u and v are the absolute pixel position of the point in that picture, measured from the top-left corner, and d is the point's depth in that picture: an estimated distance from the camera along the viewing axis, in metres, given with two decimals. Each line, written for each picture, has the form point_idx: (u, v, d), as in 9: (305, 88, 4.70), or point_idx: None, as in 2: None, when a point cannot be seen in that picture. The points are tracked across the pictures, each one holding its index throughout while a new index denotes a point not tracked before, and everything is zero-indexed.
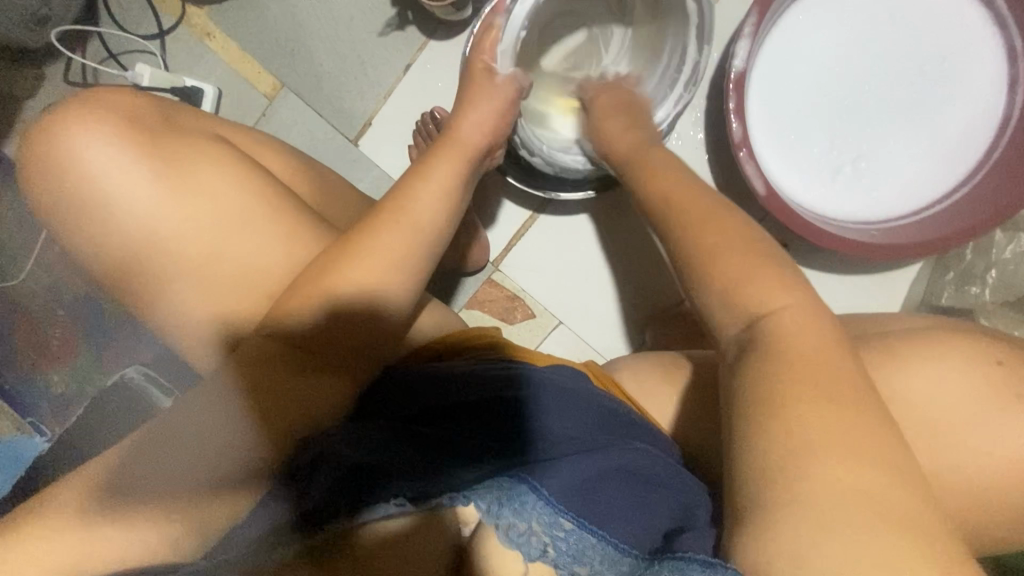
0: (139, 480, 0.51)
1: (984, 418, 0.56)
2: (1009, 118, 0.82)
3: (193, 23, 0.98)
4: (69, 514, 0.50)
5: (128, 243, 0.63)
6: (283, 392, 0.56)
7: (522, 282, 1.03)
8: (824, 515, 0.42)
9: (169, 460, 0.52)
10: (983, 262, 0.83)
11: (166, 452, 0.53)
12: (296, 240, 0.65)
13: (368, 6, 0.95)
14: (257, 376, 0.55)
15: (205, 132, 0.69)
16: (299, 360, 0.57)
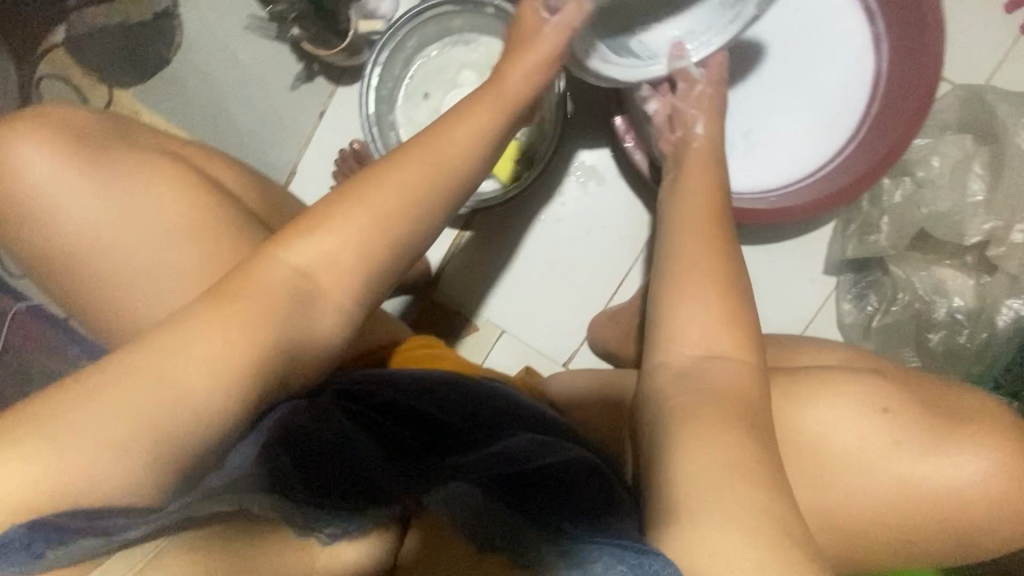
0: (147, 417, 0.43)
1: (882, 453, 0.62)
2: (881, 73, 0.87)
3: (122, 103, 1.06)
4: (69, 428, 0.42)
5: (55, 275, 0.65)
6: (290, 325, 0.50)
7: (462, 298, 1.06)
8: (706, 530, 0.46)
9: (177, 367, 0.44)
10: (876, 210, 0.82)
11: (164, 357, 0.45)
12: (203, 256, 0.64)
13: (279, 64, 1.03)
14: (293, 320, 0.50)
15: (155, 140, 0.70)
16: (296, 304, 0.50)
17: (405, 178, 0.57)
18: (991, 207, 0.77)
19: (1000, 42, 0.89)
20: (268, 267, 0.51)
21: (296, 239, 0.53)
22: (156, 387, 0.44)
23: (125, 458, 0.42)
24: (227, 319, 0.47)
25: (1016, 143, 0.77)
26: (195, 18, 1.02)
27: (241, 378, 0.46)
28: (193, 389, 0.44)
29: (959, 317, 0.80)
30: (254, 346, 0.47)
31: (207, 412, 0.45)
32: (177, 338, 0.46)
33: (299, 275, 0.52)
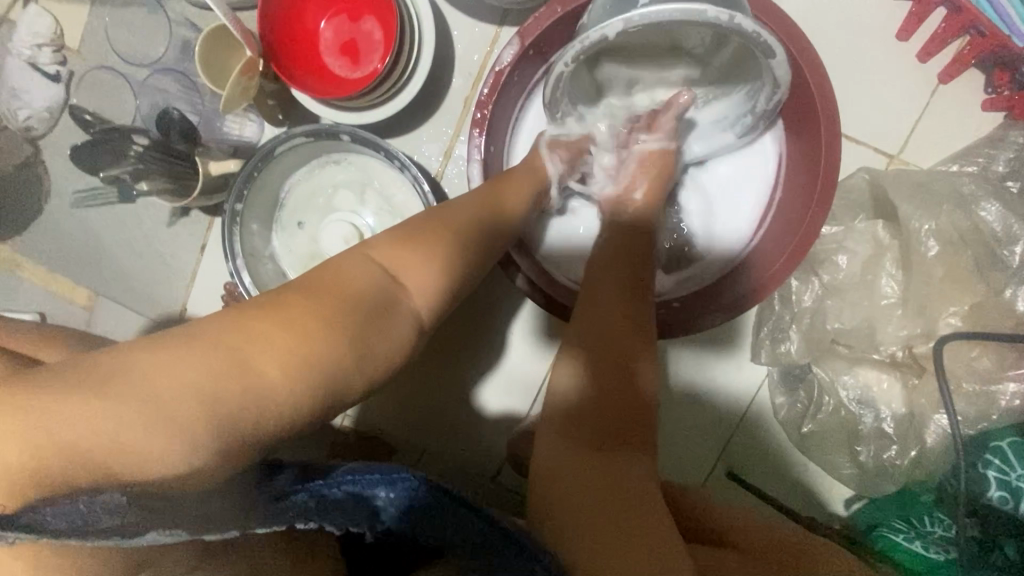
0: (223, 390, 0.37)
1: None
2: (780, 152, 0.78)
3: (1, 258, 1.01)
4: (158, 382, 0.36)
5: None
6: (359, 336, 0.43)
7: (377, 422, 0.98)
8: None
9: (262, 356, 0.39)
10: (788, 313, 0.74)
11: (246, 339, 0.39)
12: None
13: (151, 201, 0.97)
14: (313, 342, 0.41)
15: None
16: (383, 308, 0.47)
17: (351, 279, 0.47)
18: (906, 309, 0.69)
19: (906, 102, 0.80)
20: (347, 261, 0.48)
21: (400, 250, 0.51)
22: (239, 372, 0.38)
23: (191, 453, 0.36)
24: (298, 316, 0.42)
25: (921, 253, 0.68)
26: (60, 165, 0.96)
27: (316, 386, 0.40)
28: (266, 379, 0.38)
29: (887, 430, 0.73)
30: (349, 354, 0.43)
31: (263, 421, 0.38)
32: (250, 332, 0.39)
33: (386, 277, 0.49)
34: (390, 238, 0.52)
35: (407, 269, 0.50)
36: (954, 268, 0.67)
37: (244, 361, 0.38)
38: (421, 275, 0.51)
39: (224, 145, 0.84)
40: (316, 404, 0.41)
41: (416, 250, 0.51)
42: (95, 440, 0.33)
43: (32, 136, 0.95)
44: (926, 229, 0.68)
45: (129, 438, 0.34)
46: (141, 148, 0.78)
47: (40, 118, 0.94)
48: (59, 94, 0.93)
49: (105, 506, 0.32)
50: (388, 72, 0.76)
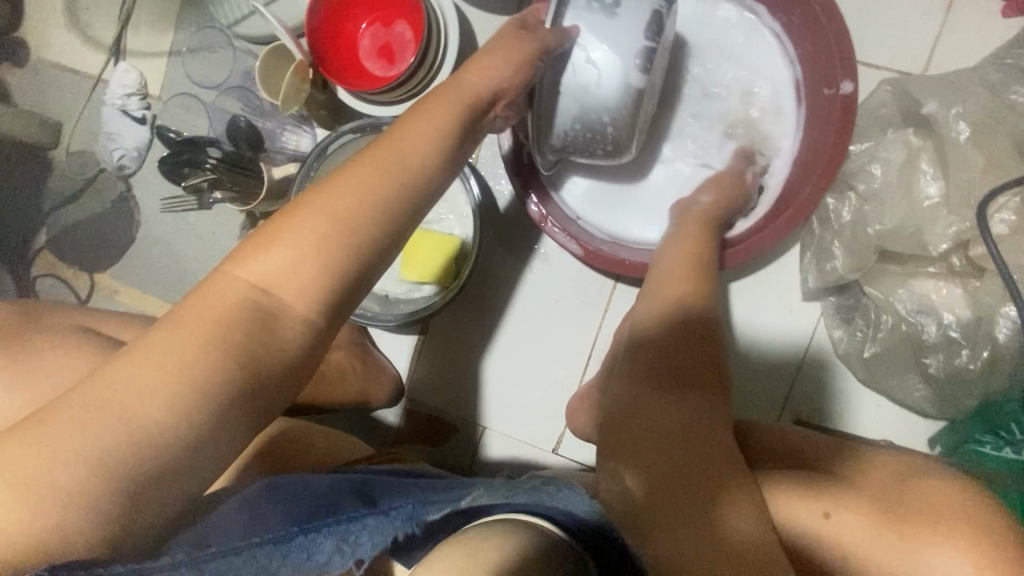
0: (101, 442, 0.41)
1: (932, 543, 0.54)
2: (798, 76, 0.79)
3: (102, 285, 1.13)
4: (39, 461, 0.40)
5: None
6: (244, 353, 0.46)
7: (438, 402, 1.02)
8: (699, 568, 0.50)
9: (134, 397, 0.42)
10: (828, 232, 0.74)
11: (116, 395, 0.42)
12: None
13: (224, 219, 1.08)
14: (188, 380, 0.44)
15: (81, 315, 0.71)
16: (260, 321, 0.48)
17: (217, 295, 0.48)
18: (951, 206, 0.67)
19: (920, 22, 0.80)
20: (219, 282, 0.49)
21: (264, 254, 0.50)
22: (117, 422, 0.41)
23: (104, 512, 0.40)
24: (166, 350, 0.44)
25: (953, 139, 0.67)
26: (149, 196, 1.10)
27: (201, 407, 0.44)
28: (146, 419, 0.42)
29: (954, 336, 0.70)
30: (242, 368, 0.46)
31: (164, 447, 0.42)
32: (120, 385, 0.43)
33: (257, 288, 0.49)
34: (240, 252, 0.51)
35: (278, 280, 0.49)
36: (994, 155, 0.66)
37: (113, 419, 0.42)
38: (292, 275, 0.50)
39: (284, 153, 0.95)
40: (217, 414, 0.44)
41: (280, 250, 0.50)
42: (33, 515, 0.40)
43: (125, 173, 1.10)
44: (955, 113, 0.68)
45: (52, 503, 0.40)
46: (215, 160, 0.88)
47: (131, 156, 1.08)
48: (146, 134, 1.07)
49: None
50: (420, 61, 0.84)
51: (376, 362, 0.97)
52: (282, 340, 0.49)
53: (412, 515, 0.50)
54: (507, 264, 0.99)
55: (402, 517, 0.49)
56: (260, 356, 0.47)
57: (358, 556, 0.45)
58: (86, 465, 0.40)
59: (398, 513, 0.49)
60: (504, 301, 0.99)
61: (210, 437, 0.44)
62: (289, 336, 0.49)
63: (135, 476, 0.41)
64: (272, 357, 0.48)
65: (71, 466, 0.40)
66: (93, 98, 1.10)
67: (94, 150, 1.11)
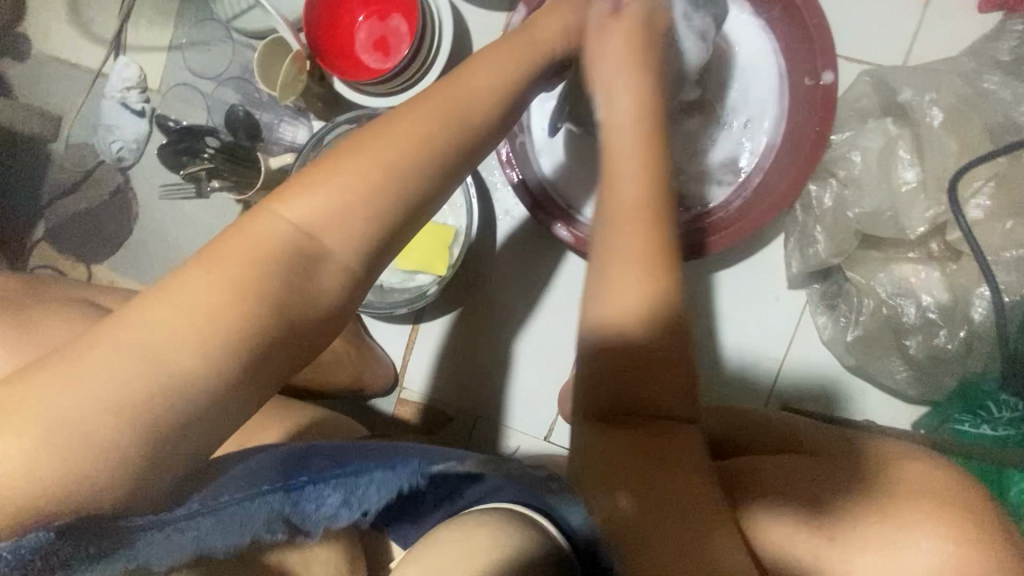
0: (129, 385, 0.42)
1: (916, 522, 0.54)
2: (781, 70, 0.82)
3: (98, 275, 1.15)
4: (65, 403, 0.41)
5: None
6: (285, 296, 0.49)
7: (431, 391, 1.03)
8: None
9: (166, 343, 0.44)
10: (810, 218, 0.76)
11: (150, 337, 0.44)
12: None
13: (221, 210, 1.10)
14: (229, 322, 0.46)
15: (79, 294, 0.73)
16: (303, 264, 0.50)
17: (261, 230, 0.50)
18: (928, 191, 0.70)
19: (898, 19, 0.83)
20: (265, 220, 0.51)
21: (306, 197, 0.52)
22: (152, 362, 0.43)
23: (135, 448, 0.42)
24: (204, 293, 0.46)
25: (927, 126, 0.70)
26: (147, 187, 1.12)
27: (240, 347, 0.46)
28: (185, 357, 0.44)
29: (932, 317, 0.72)
30: (278, 311, 0.48)
31: (202, 385, 0.44)
32: (154, 328, 0.44)
33: (301, 232, 0.51)
34: (286, 190, 0.53)
35: (322, 223, 0.52)
36: (967, 141, 0.69)
37: (150, 356, 0.43)
38: (336, 219, 0.52)
39: (281, 145, 0.97)
40: (256, 352, 0.47)
41: (324, 192, 0.52)
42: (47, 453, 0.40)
43: (124, 165, 1.11)
44: (928, 101, 0.71)
45: (75, 441, 0.40)
46: (212, 150, 0.90)
47: (130, 148, 1.10)
48: (145, 126, 1.09)
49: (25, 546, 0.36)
50: (415, 52, 0.86)
51: (370, 350, 0.98)
52: (318, 290, 0.51)
53: (421, 470, 0.51)
54: (500, 254, 1.01)
55: (411, 472, 0.51)
56: (298, 302, 0.49)
57: (364, 509, 0.48)
58: (119, 402, 0.42)
59: (407, 469, 0.51)
60: (497, 290, 1.01)
61: (247, 376, 0.46)
62: (324, 283, 0.51)
63: (167, 414, 0.43)
64: (308, 304, 0.50)
65: (100, 404, 0.41)
66: (93, 91, 1.12)
67: (93, 142, 1.12)
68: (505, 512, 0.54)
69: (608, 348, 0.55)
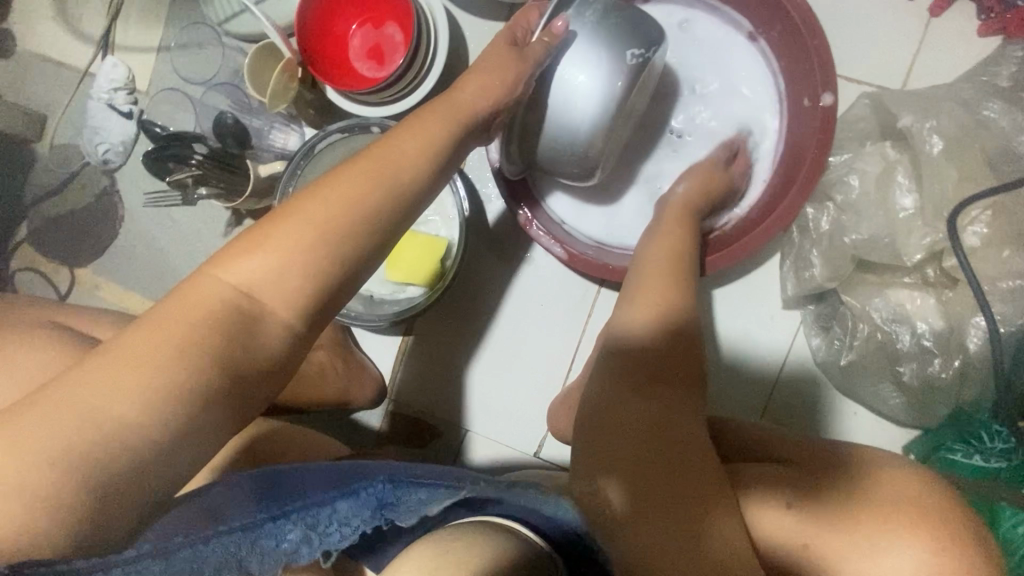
0: (67, 443, 0.41)
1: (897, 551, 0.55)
2: (781, 87, 0.81)
3: (83, 280, 1.12)
4: (6, 464, 0.40)
5: None
6: (225, 353, 0.48)
7: (420, 404, 1.02)
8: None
9: (102, 399, 0.43)
10: (806, 241, 0.75)
11: (85, 395, 0.43)
12: None
13: (209, 216, 1.08)
14: (163, 381, 0.45)
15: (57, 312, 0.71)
16: (242, 326, 0.49)
17: (201, 291, 0.50)
18: (925, 218, 0.69)
19: (899, 40, 0.82)
20: (205, 284, 0.50)
21: (247, 257, 0.51)
22: (84, 421, 0.42)
23: (58, 511, 0.40)
24: (142, 348, 0.46)
25: (926, 151, 0.69)
26: (134, 191, 1.09)
27: (173, 408, 0.45)
28: (120, 415, 0.43)
29: (927, 345, 0.71)
30: (216, 369, 0.47)
31: (131, 447, 0.43)
32: (87, 385, 0.44)
33: (240, 293, 0.50)
34: (225, 254, 0.52)
35: (261, 284, 0.51)
36: (965, 168, 0.68)
37: (80, 415, 0.42)
38: (276, 281, 0.51)
39: (272, 152, 0.96)
40: (189, 413, 0.46)
41: (264, 253, 0.51)
42: None
43: (109, 168, 1.09)
44: (928, 126, 0.70)
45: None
46: (202, 156, 0.88)
47: (116, 151, 1.08)
48: (132, 128, 1.07)
49: None
50: (409, 63, 0.85)
51: (359, 362, 0.97)
52: (269, 347, 0.51)
53: (383, 499, 0.47)
54: (493, 267, 0.99)
55: (371, 503, 0.47)
56: (239, 360, 0.49)
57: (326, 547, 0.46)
58: (46, 461, 0.41)
59: (369, 499, 0.47)
60: (489, 303, 1.00)
61: (184, 436, 0.45)
62: (268, 339, 0.51)
63: (95, 475, 0.42)
64: (253, 357, 0.49)
65: (26, 465, 0.40)
66: (79, 92, 1.09)
67: (78, 144, 1.10)
68: (472, 525, 0.53)
69: (626, 360, 0.65)
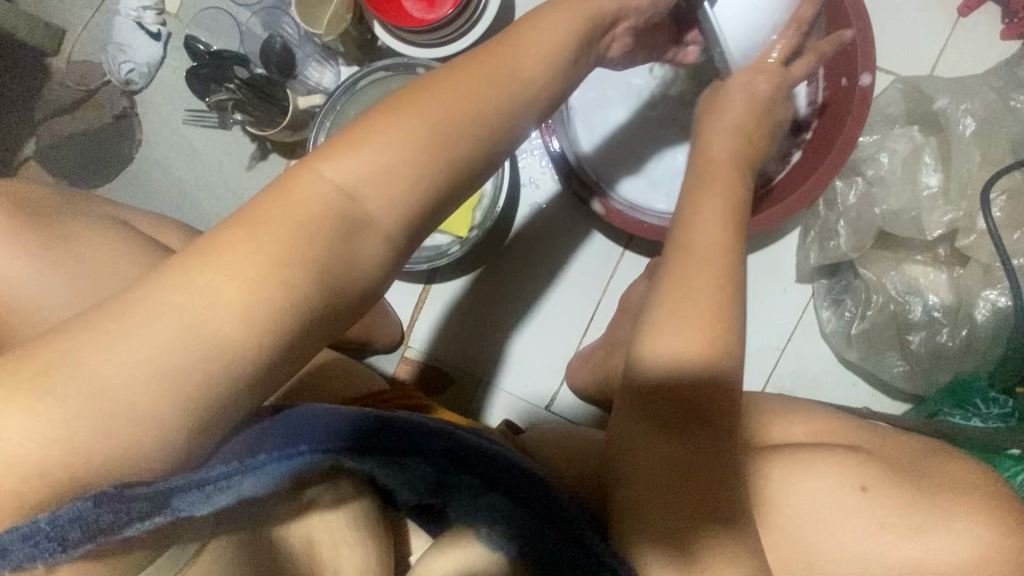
0: (167, 355, 0.38)
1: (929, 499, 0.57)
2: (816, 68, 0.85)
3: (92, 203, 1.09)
4: (101, 370, 0.37)
5: None
6: (329, 263, 0.42)
7: (436, 352, 1.04)
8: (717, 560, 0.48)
9: (207, 308, 0.39)
10: (833, 213, 0.80)
11: (192, 298, 0.39)
12: None
13: (234, 147, 1.06)
14: (270, 294, 0.40)
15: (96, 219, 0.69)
16: (347, 226, 0.43)
17: (305, 185, 0.43)
18: (947, 197, 0.74)
19: (929, 36, 0.87)
20: (301, 177, 0.43)
21: (357, 150, 0.44)
22: (191, 328, 0.38)
23: (163, 426, 0.38)
24: (246, 255, 0.40)
25: (958, 133, 0.75)
26: (155, 116, 1.07)
27: (274, 328, 0.40)
28: (225, 330, 0.39)
29: (937, 316, 0.77)
30: (318, 286, 0.42)
31: (239, 361, 0.39)
32: (196, 288, 0.39)
33: (343, 194, 0.43)
34: (328, 144, 0.45)
35: (366, 186, 0.44)
36: (989, 153, 0.73)
37: (184, 322, 0.38)
38: (382, 182, 0.44)
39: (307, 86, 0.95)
40: (295, 334, 0.41)
41: (376, 144, 0.44)
42: (73, 428, 0.36)
43: (131, 89, 1.06)
44: (963, 110, 0.75)
45: (100, 421, 0.37)
46: (240, 81, 0.86)
47: (140, 72, 1.05)
48: (159, 51, 1.05)
49: (64, 517, 0.36)
50: (462, 7, 0.85)
51: (381, 304, 0.97)
52: (368, 253, 0.44)
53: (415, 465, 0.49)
54: (520, 223, 1.01)
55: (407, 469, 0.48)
56: (337, 269, 0.43)
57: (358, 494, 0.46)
58: (146, 372, 0.37)
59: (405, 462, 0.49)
60: (514, 257, 1.02)
61: (288, 353, 0.41)
62: (367, 250, 0.44)
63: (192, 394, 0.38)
64: (353, 266, 0.44)
65: (122, 376, 0.37)
66: (104, 8, 1.06)
67: (99, 60, 1.06)
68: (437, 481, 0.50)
69: None
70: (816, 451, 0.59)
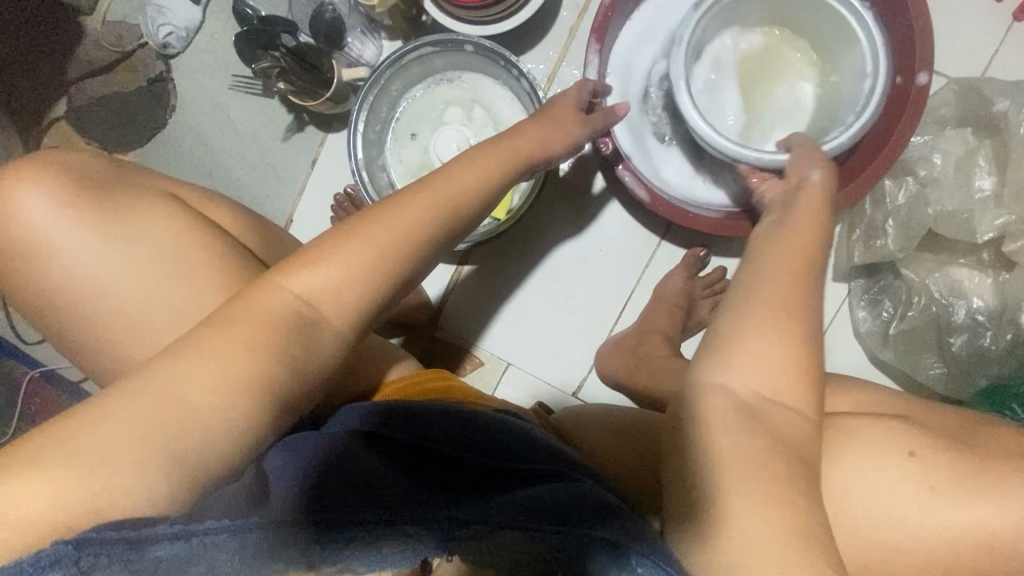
0: (143, 427, 0.44)
1: (997, 499, 0.55)
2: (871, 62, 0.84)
3: None
4: (90, 441, 0.43)
5: (45, 312, 0.60)
6: (293, 346, 0.49)
7: (465, 333, 1.04)
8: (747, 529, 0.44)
9: (183, 387, 0.46)
10: (880, 213, 0.79)
11: (170, 381, 0.46)
12: (189, 296, 0.60)
13: (269, 117, 1.05)
14: (229, 378, 0.46)
15: None
16: (301, 330, 0.50)
17: (263, 300, 0.50)
18: (1000, 201, 0.74)
19: (984, 35, 0.86)
20: (266, 292, 0.51)
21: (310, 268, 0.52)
22: (168, 403, 0.45)
23: (152, 474, 0.43)
24: (210, 348, 0.47)
25: (1019, 137, 0.74)
26: (191, 81, 1.05)
27: (243, 396, 0.47)
28: (197, 403, 0.45)
29: (980, 319, 0.77)
30: (278, 364, 0.48)
31: (201, 433, 0.45)
32: (170, 377, 0.46)
33: (300, 301, 0.51)
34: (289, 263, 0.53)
35: (320, 295, 0.51)
36: None
37: (156, 403, 0.45)
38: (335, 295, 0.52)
39: (350, 58, 0.94)
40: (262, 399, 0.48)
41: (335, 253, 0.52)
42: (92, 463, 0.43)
43: (168, 53, 1.05)
44: None
45: (106, 470, 0.43)
46: (285, 50, 0.84)
47: (178, 36, 1.04)
48: (198, 15, 1.03)
49: (48, 561, 0.40)
50: None
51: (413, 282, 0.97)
52: (326, 338, 0.51)
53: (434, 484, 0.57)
54: (558, 208, 1.01)
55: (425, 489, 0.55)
56: (296, 355, 0.49)
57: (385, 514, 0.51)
58: (124, 438, 0.44)
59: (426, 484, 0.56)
60: (548, 243, 1.01)
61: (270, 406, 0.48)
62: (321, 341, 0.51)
63: (173, 458, 0.44)
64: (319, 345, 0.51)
65: (117, 438, 0.43)
66: None
67: (137, 23, 1.05)
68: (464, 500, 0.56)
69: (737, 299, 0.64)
70: (871, 429, 0.59)
